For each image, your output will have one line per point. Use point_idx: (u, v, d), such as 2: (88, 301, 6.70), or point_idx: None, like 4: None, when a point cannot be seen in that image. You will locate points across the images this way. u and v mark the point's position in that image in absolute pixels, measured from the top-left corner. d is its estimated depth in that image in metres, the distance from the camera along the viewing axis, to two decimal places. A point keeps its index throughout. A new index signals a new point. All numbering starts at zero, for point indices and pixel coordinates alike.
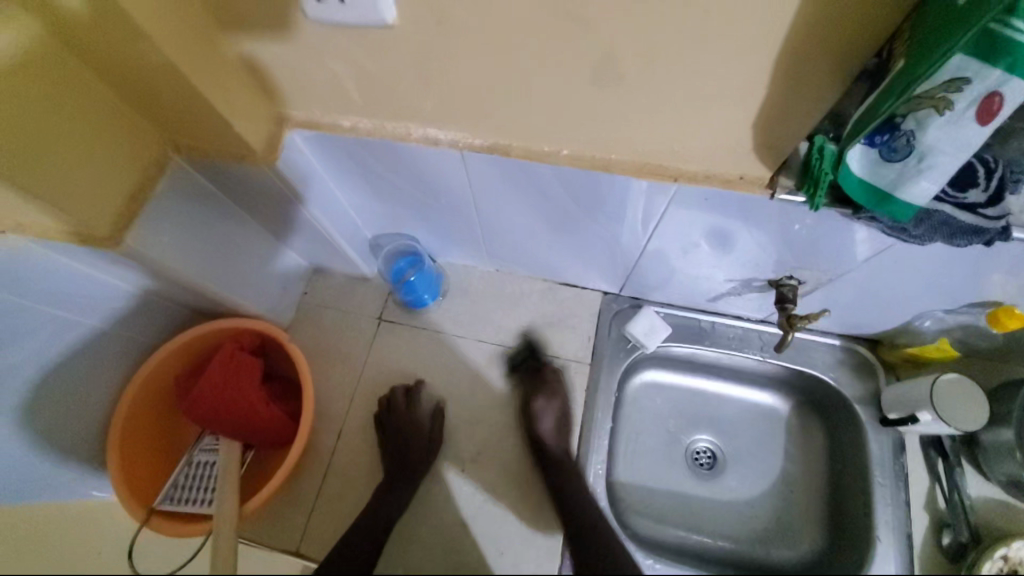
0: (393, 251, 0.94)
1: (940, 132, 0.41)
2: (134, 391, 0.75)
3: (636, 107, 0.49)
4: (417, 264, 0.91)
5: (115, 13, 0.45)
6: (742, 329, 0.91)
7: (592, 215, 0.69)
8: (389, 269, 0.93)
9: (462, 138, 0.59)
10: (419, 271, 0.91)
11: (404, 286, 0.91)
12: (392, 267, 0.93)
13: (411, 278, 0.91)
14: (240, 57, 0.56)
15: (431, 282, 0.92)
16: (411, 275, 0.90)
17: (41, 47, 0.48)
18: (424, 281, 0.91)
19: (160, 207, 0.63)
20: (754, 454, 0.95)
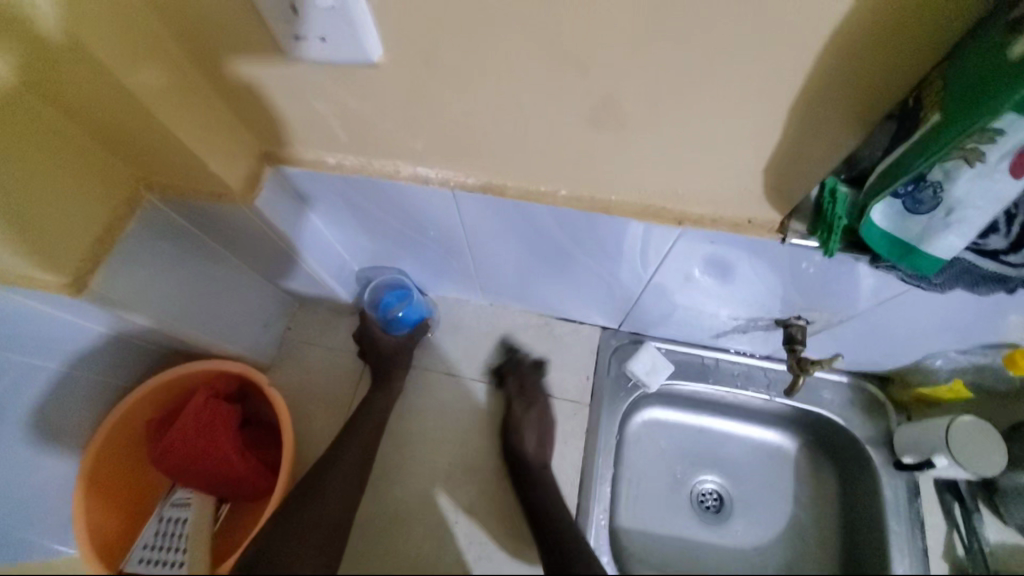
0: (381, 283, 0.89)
1: (970, 185, 0.38)
2: (100, 442, 0.70)
3: (638, 150, 0.46)
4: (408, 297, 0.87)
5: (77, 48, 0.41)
6: (747, 366, 0.87)
7: (590, 254, 0.66)
8: (377, 300, 0.89)
9: (453, 177, 0.56)
10: (410, 305, 0.87)
11: (394, 319, 0.87)
12: (381, 299, 0.88)
13: (402, 312, 0.87)
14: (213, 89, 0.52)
15: (421, 317, 0.89)
16: (400, 310, 0.87)
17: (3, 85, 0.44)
18: (414, 314, 0.88)
19: (131, 250, 0.59)
20: (762, 496, 0.91)
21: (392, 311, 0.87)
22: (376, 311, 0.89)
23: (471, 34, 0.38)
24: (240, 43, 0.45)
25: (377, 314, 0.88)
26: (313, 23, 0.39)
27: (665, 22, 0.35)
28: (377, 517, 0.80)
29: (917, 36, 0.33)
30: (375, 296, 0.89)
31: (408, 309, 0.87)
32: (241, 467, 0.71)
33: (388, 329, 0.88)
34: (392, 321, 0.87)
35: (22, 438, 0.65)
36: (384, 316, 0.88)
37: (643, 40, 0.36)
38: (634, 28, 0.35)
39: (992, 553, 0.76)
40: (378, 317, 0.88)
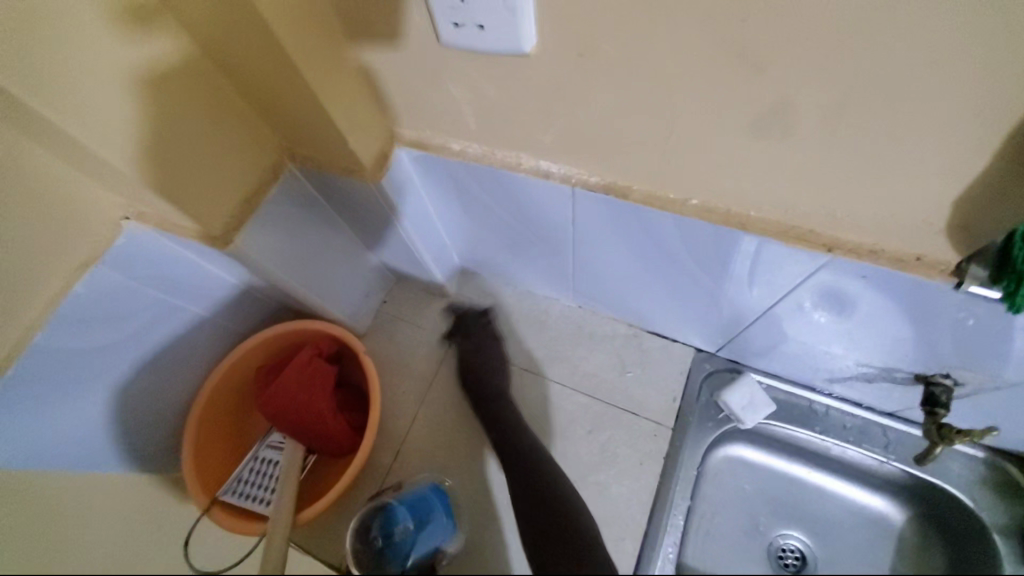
0: (392, 492, 0.78)
1: None
2: (218, 378, 0.78)
3: (798, 163, 0.42)
4: (424, 515, 0.75)
5: (257, 25, 0.44)
6: (862, 420, 0.77)
7: (706, 271, 0.62)
8: (376, 526, 0.75)
9: (576, 174, 0.54)
10: (426, 527, 0.75)
11: (406, 537, 0.74)
12: (381, 533, 0.75)
13: (414, 526, 0.74)
14: (360, 65, 0.54)
15: (434, 535, 0.75)
16: (406, 527, 0.74)
17: (186, 53, 0.50)
18: (432, 533, 0.75)
19: (270, 212, 0.65)
20: (852, 563, 0.83)
21: (401, 526, 0.74)
22: (379, 523, 0.75)
23: (636, 27, 0.36)
24: (395, 26, 0.46)
25: (381, 530, 0.75)
26: (476, 11, 0.39)
27: (871, 24, 0.30)
28: None
29: None
30: (375, 515, 0.75)
31: (424, 525, 0.75)
32: (331, 424, 0.77)
33: (400, 548, 0.74)
34: (404, 538, 0.74)
35: (162, 365, 0.75)
36: (392, 535, 0.74)
37: (839, 42, 0.32)
38: (831, 28, 0.31)
39: None
40: (381, 551, 0.74)
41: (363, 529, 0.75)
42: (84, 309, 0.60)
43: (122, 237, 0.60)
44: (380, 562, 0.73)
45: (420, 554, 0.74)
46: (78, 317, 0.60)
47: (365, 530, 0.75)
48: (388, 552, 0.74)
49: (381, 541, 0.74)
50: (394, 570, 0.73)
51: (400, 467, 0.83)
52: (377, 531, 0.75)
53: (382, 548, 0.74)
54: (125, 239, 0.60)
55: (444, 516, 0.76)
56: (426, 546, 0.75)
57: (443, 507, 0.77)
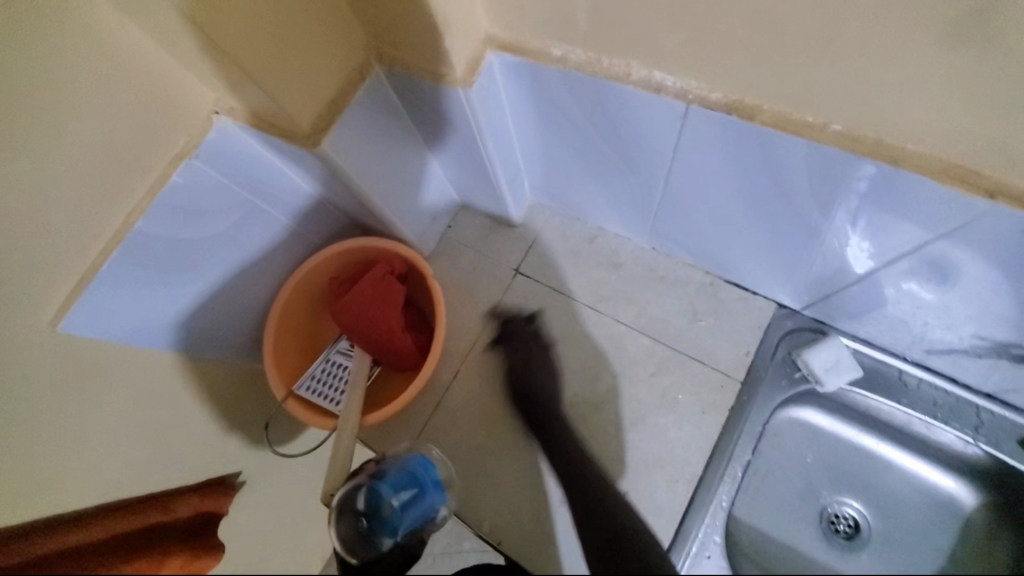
0: (376, 464, 0.68)
1: None
2: (295, 282, 0.81)
3: (993, 82, 0.34)
4: (415, 485, 0.68)
5: None
6: (957, 397, 0.71)
7: (823, 214, 0.55)
8: (362, 502, 0.64)
9: (693, 89, 0.48)
10: (416, 497, 0.67)
11: (396, 509, 0.65)
12: (362, 509, 0.64)
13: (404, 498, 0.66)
14: None
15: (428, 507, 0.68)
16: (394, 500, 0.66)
17: None
18: (421, 506, 0.67)
19: (355, 116, 0.63)
20: (909, 540, 0.78)
21: (389, 500, 0.65)
22: (367, 497, 0.65)
23: None
24: None
25: (362, 502, 0.64)
26: None
27: None
28: (496, 424, 0.83)
29: None
30: (362, 490, 0.65)
31: (415, 497, 0.67)
32: (398, 340, 0.78)
33: (390, 523, 0.64)
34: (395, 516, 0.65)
35: (245, 265, 0.78)
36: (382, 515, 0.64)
37: None
38: None
39: None
40: (368, 531, 0.63)
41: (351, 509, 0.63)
42: (181, 201, 0.61)
43: (213, 131, 0.59)
44: (369, 540, 0.62)
45: (415, 527, 0.66)
46: (176, 210, 0.61)
47: (349, 512, 0.63)
48: (377, 527, 0.64)
49: (364, 518, 0.64)
50: (386, 546, 0.63)
51: (457, 388, 0.85)
52: (363, 508, 0.64)
53: (368, 530, 0.63)
54: (216, 134, 0.60)
55: (433, 485, 0.69)
56: (417, 518, 0.66)
57: (430, 473, 0.70)
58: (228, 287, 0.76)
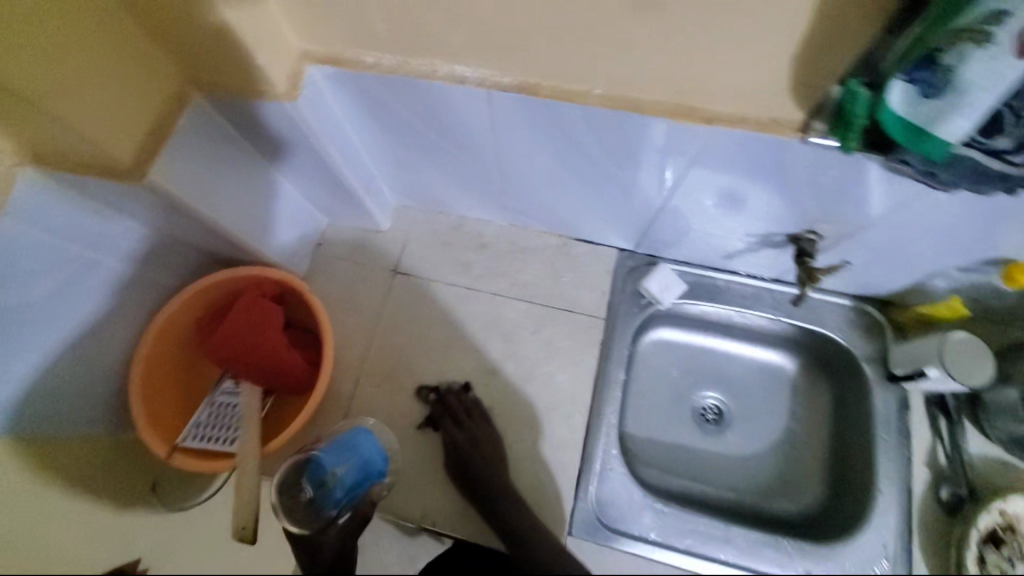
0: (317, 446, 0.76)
1: (979, 68, 0.41)
2: (156, 331, 0.77)
3: (672, 41, 0.48)
4: (352, 461, 0.75)
5: None
6: (756, 287, 0.91)
7: (616, 163, 0.68)
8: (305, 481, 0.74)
9: (488, 77, 0.58)
10: (354, 471, 0.74)
11: (334, 484, 0.74)
12: (307, 481, 0.74)
13: (342, 475, 0.74)
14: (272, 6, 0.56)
15: (367, 478, 0.75)
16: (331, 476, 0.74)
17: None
18: (360, 475, 0.75)
19: (182, 143, 0.62)
20: (760, 411, 0.94)
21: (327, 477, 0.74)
22: (309, 477, 0.74)
23: None
24: None
25: (308, 479, 0.74)
26: None
27: None
28: (406, 416, 0.86)
29: None
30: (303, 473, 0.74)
31: (354, 470, 0.74)
32: (284, 360, 0.78)
33: (329, 496, 0.74)
34: (335, 490, 0.74)
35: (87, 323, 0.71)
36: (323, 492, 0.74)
37: None
38: None
39: (973, 465, 0.81)
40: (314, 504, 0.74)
41: (296, 487, 0.74)
42: None
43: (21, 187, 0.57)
44: (315, 512, 0.74)
45: (355, 495, 0.75)
46: None
47: (295, 491, 0.74)
48: (320, 499, 0.74)
49: (309, 491, 0.74)
50: (333, 513, 0.74)
51: (360, 393, 0.87)
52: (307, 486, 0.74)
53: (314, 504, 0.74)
54: (25, 189, 0.57)
55: (371, 460, 0.75)
56: (359, 487, 0.75)
57: (369, 449, 0.75)
58: (70, 350, 0.70)
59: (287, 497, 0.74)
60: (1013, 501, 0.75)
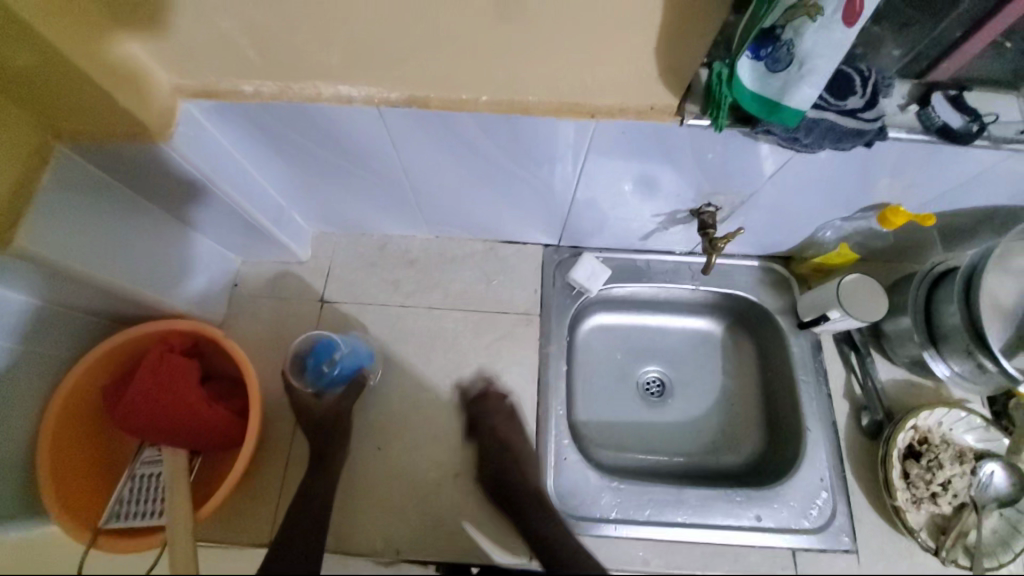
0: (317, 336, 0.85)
1: (814, 38, 0.46)
2: (56, 408, 0.70)
3: (540, 44, 0.51)
4: (346, 354, 0.84)
5: None
6: (674, 262, 0.97)
7: (520, 164, 0.70)
8: (308, 353, 0.83)
9: (376, 94, 0.58)
10: (347, 361, 0.84)
11: (330, 368, 0.83)
12: (309, 360, 0.84)
13: (336, 364, 0.83)
14: (129, 41, 0.53)
15: (357, 367, 0.85)
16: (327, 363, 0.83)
17: None
18: (354, 362, 0.85)
19: (50, 201, 0.57)
20: (697, 376, 1.00)
21: (326, 363, 0.83)
22: (312, 358, 0.84)
23: None
24: None
25: (309, 364, 0.83)
26: None
27: None
28: (356, 445, 0.83)
29: None
30: (309, 347, 0.83)
31: (348, 359, 0.84)
32: (207, 414, 0.72)
33: (326, 380, 0.83)
34: (331, 371, 0.83)
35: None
36: (322, 367, 0.84)
37: None
38: None
39: (884, 389, 0.90)
40: (312, 374, 0.84)
41: (300, 355, 0.84)
42: None
43: None
44: (314, 387, 0.84)
45: (346, 379, 0.84)
46: None
47: (299, 359, 0.84)
48: (317, 380, 0.83)
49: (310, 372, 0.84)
50: (328, 391, 0.84)
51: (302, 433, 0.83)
52: (310, 363, 0.84)
53: (314, 375, 0.84)
54: None
55: (361, 355, 0.85)
56: (351, 372, 0.85)
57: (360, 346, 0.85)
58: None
59: (292, 360, 0.84)
60: (923, 416, 0.84)
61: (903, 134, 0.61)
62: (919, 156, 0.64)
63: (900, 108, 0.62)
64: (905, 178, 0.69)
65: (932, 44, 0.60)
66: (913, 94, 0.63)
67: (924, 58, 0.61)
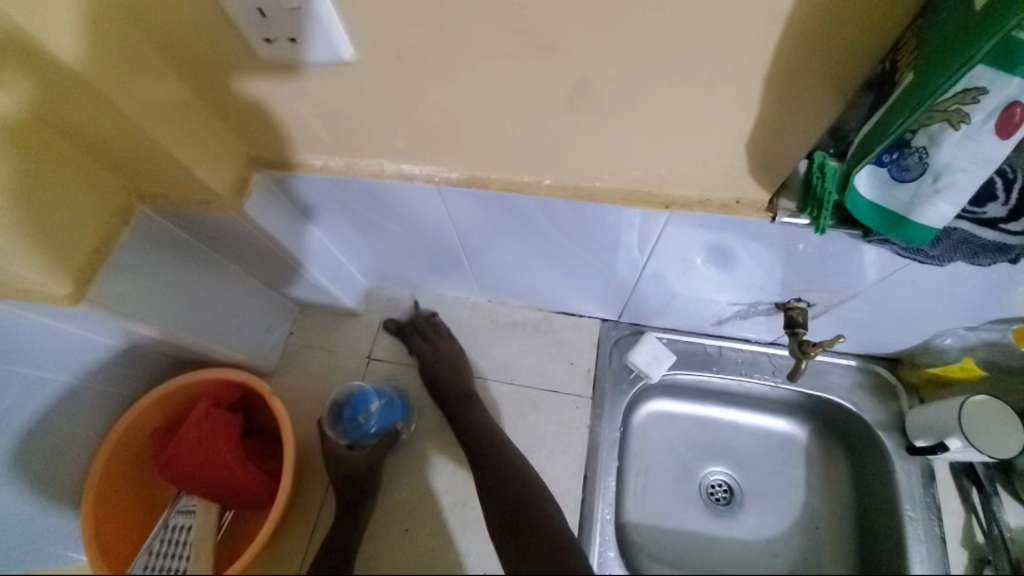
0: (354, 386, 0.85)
1: (955, 150, 0.38)
2: (109, 451, 0.72)
3: (615, 136, 0.47)
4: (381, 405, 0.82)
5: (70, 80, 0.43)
6: (751, 352, 0.86)
7: (581, 244, 0.65)
8: (346, 402, 0.83)
9: (438, 172, 0.56)
10: (382, 412, 0.82)
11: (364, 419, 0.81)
12: (346, 407, 0.83)
13: (373, 414, 0.81)
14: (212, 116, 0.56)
15: (391, 419, 0.83)
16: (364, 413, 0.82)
17: (27, 128, 0.49)
18: (389, 412, 0.83)
19: (128, 261, 0.60)
20: (773, 487, 0.86)
21: (362, 414, 0.82)
22: (348, 408, 0.83)
23: (438, 30, 0.40)
24: (226, 46, 0.47)
25: (346, 413, 0.82)
26: (282, 24, 0.42)
27: (617, 16, 0.36)
28: (385, 520, 0.78)
29: (860, 14, 0.33)
30: (347, 397, 0.83)
31: (383, 409, 0.82)
32: (242, 475, 0.72)
33: (360, 433, 0.81)
34: (365, 422, 0.81)
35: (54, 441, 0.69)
36: (357, 418, 0.82)
37: (602, 31, 0.37)
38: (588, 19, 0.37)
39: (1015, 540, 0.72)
40: (346, 424, 0.82)
41: (338, 405, 0.83)
42: None
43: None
44: (347, 440, 0.81)
45: (378, 432, 0.82)
46: None
47: (336, 409, 0.83)
48: (351, 430, 0.81)
49: (345, 422, 0.82)
50: (360, 444, 0.81)
51: (332, 498, 0.80)
52: (346, 413, 0.82)
53: (348, 426, 0.82)
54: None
55: (396, 406, 0.84)
56: (384, 424, 0.82)
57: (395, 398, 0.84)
58: (33, 468, 0.68)
59: (329, 409, 0.83)
60: None
61: None
62: None
63: None
64: None
65: None
66: None
67: None
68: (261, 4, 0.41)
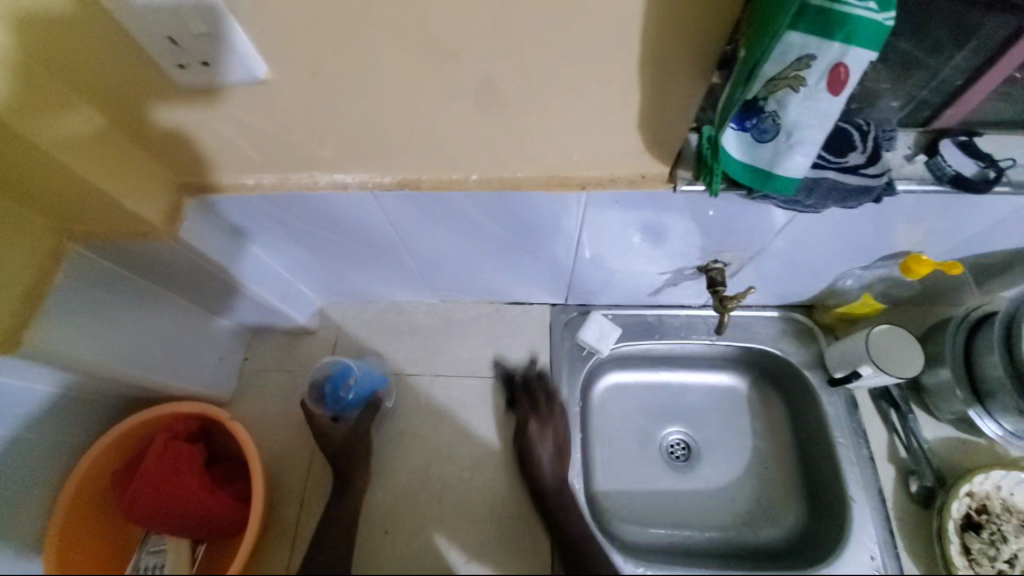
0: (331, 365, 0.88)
1: (800, 109, 0.45)
2: (65, 502, 0.70)
3: (524, 127, 0.52)
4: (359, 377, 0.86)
5: None
6: (688, 316, 0.93)
7: (517, 233, 0.69)
8: (325, 379, 0.86)
9: (371, 179, 0.59)
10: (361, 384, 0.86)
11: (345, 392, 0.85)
12: (326, 383, 0.86)
13: (352, 386, 0.85)
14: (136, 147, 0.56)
15: (370, 390, 0.87)
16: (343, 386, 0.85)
17: None
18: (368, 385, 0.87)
19: (67, 301, 0.60)
20: (724, 437, 0.93)
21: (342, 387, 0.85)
22: (328, 384, 0.86)
23: (346, 45, 0.44)
24: (141, 76, 0.48)
25: (326, 389, 0.86)
26: (196, 51, 0.44)
27: (503, 20, 0.41)
28: (364, 527, 0.80)
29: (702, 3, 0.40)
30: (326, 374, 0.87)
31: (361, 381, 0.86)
32: (209, 504, 0.71)
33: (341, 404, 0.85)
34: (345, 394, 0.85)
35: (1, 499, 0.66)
36: (338, 392, 0.86)
37: (493, 35, 0.42)
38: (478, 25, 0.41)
39: (931, 448, 0.81)
40: (328, 399, 0.85)
41: (318, 383, 0.86)
42: None
43: None
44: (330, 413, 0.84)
45: (359, 403, 0.86)
46: None
47: (316, 386, 0.86)
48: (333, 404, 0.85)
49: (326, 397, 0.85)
50: (343, 415, 0.84)
51: (307, 514, 0.80)
52: (327, 389, 0.86)
53: (331, 400, 0.85)
54: None
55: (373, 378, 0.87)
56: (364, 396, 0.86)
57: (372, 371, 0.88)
58: None
59: (309, 388, 0.86)
60: (978, 480, 0.75)
61: (914, 185, 0.58)
62: (932, 205, 0.61)
63: (907, 158, 0.60)
64: (923, 225, 0.66)
65: (935, 91, 0.57)
66: (919, 143, 0.61)
67: (927, 106, 0.59)
68: (172, 34, 0.43)
